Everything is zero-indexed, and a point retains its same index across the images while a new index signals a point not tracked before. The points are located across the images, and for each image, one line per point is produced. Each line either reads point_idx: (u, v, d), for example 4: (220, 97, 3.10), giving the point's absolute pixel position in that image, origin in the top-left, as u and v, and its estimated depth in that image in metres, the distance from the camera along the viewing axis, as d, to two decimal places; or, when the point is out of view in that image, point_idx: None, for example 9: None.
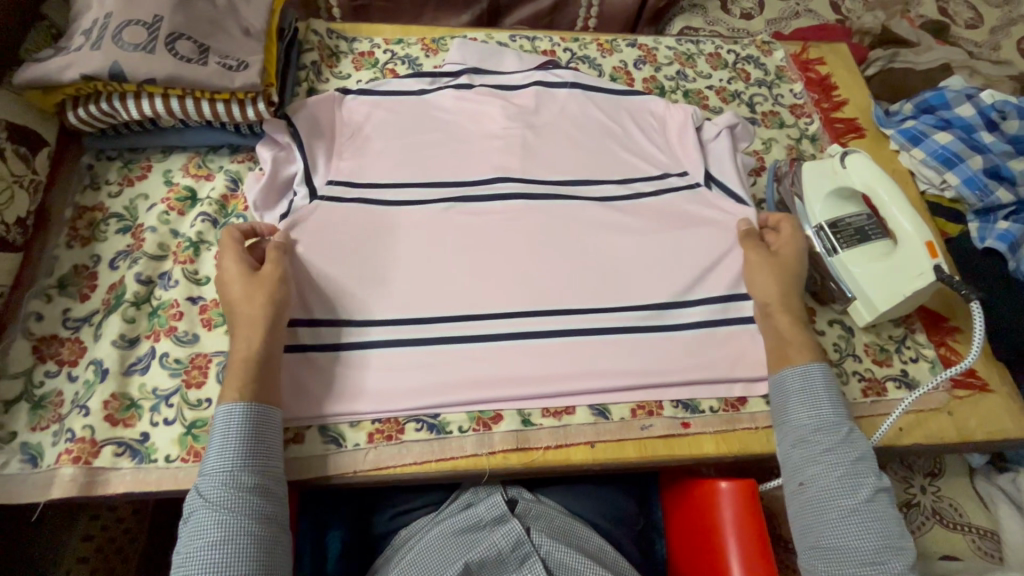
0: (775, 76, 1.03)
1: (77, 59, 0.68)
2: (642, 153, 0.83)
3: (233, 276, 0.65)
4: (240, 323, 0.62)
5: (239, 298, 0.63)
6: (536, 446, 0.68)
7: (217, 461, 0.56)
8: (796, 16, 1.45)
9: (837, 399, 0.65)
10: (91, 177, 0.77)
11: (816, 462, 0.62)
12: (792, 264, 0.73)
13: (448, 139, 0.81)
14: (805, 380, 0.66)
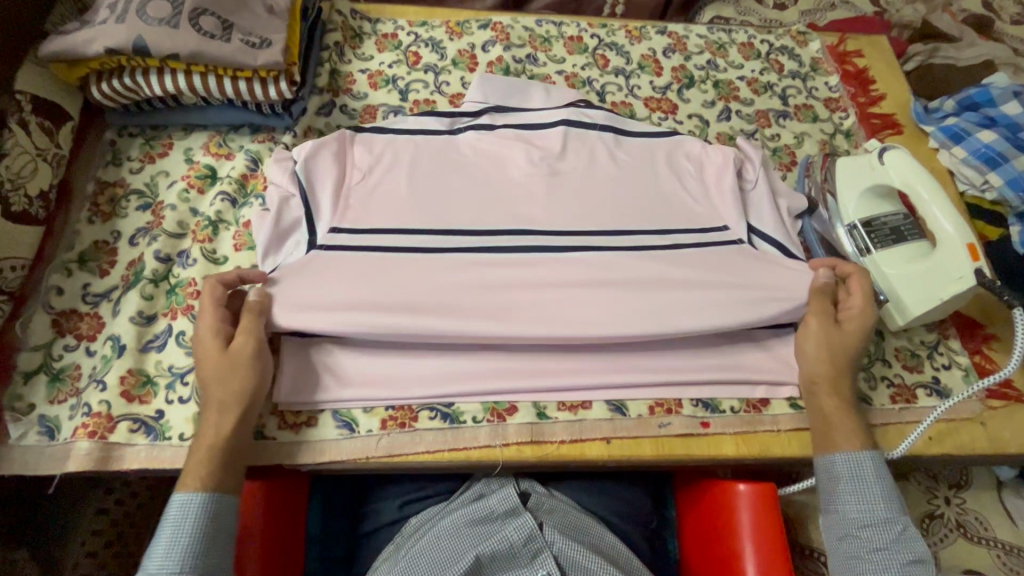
0: (809, 68, 0.99)
1: (101, 33, 0.68)
2: (680, 205, 0.76)
3: (206, 346, 0.61)
4: (209, 404, 0.59)
5: (211, 372, 0.60)
6: (551, 439, 0.66)
7: (165, 561, 0.54)
8: (832, 7, 1.40)
9: (890, 490, 0.62)
10: (113, 153, 0.76)
11: (864, 559, 0.60)
12: (854, 341, 0.67)
13: (469, 182, 0.75)
14: (855, 471, 0.63)
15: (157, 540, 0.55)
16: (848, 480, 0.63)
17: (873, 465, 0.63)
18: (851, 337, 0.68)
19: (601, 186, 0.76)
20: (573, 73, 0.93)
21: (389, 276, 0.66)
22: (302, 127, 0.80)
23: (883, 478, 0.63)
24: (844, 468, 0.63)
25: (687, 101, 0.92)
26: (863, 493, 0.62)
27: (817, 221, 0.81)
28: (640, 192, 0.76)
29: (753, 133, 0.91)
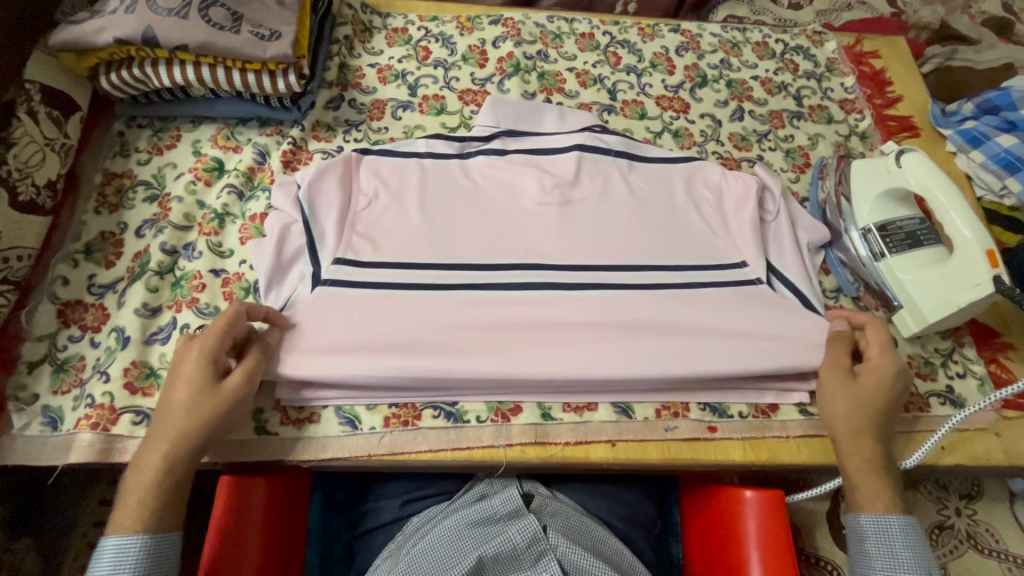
0: (825, 68, 0.97)
1: (111, 23, 0.67)
2: (695, 232, 0.76)
3: (179, 370, 0.58)
4: (164, 432, 0.56)
5: (174, 399, 0.57)
6: (556, 441, 0.65)
7: None
8: (848, 8, 1.39)
9: (919, 552, 0.60)
10: (121, 144, 0.76)
11: None
12: (874, 399, 0.64)
13: (479, 211, 0.75)
14: (882, 535, 0.60)
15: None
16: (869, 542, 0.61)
17: (900, 528, 0.60)
18: (865, 390, 0.64)
19: (620, 220, 0.76)
20: (584, 71, 0.92)
21: (385, 316, 0.65)
22: (311, 121, 0.80)
23: (912, 541, 0.60)
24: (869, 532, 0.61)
25: (700, 100, 0.91)
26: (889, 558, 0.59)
27: (841, 250, 0.79)
28: (654, 219, 0.76)
29: (766, 134, 0.89)
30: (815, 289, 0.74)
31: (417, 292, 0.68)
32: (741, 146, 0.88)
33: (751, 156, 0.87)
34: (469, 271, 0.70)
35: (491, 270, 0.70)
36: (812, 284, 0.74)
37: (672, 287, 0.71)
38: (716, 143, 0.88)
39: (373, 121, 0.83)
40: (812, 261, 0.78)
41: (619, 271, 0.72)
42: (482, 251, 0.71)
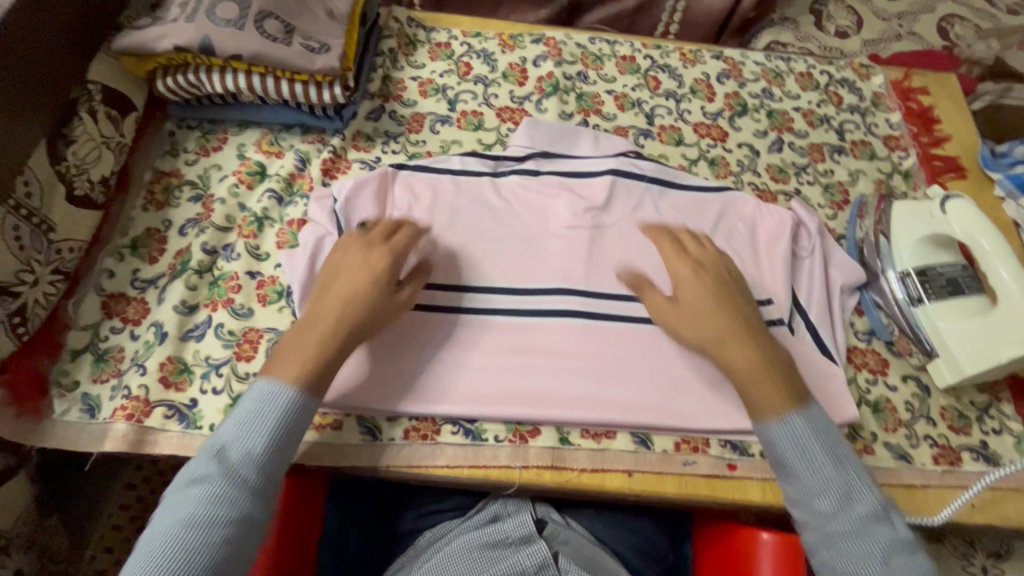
0: (870, 102, 0.95)
1: (172, 31, 0.70)
2: None
3: (366, 267, 0.65)
4: (336, 298, 0.63)
5: (361, 278, 0.64)
6: (572, 466, 0.66)
7: (236, 428, 0.56)
8: (897, 38, 1.36)
9: (833, 449, 0.59)
10: (171, 144, 0.79)
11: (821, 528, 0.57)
12: (712, 304, 0.66)
13: (509, 234, 0.76)
14: (793, 444, 0.59)
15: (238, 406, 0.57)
16: (785, 462, 0.60)
17: (806, 428, 0.60)
18: (688, 303, 0.67)
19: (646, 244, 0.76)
20: (623, 94, 0.92)
21: (416, 337, 0.68)
22: (352, 130, 0.82)
23: (824, 436, 0.59)
24: (783, 449, 0.60)
25: (739, 129, 0.90)
26: (807, 466, 0.58)
27: (876, 292, 0.77)
28: None
29: (805, 168, 0.88)
30: (837, 339, 0.74)
31: (446, 314, 0.70)
32: (779, 178, 0.87)
33: (788, 189, 0.86)
34: (498, 294, 0.72)
35: (519, 294, 0.72)
36: (836, 329, 0.74)
37: None
38: (753, 174, 0.87)
39: (411, 134, 0.84)
40: (843, 302, 0.77)
41: (644, 301, 0.73)
42: (512, 274, 0.73)
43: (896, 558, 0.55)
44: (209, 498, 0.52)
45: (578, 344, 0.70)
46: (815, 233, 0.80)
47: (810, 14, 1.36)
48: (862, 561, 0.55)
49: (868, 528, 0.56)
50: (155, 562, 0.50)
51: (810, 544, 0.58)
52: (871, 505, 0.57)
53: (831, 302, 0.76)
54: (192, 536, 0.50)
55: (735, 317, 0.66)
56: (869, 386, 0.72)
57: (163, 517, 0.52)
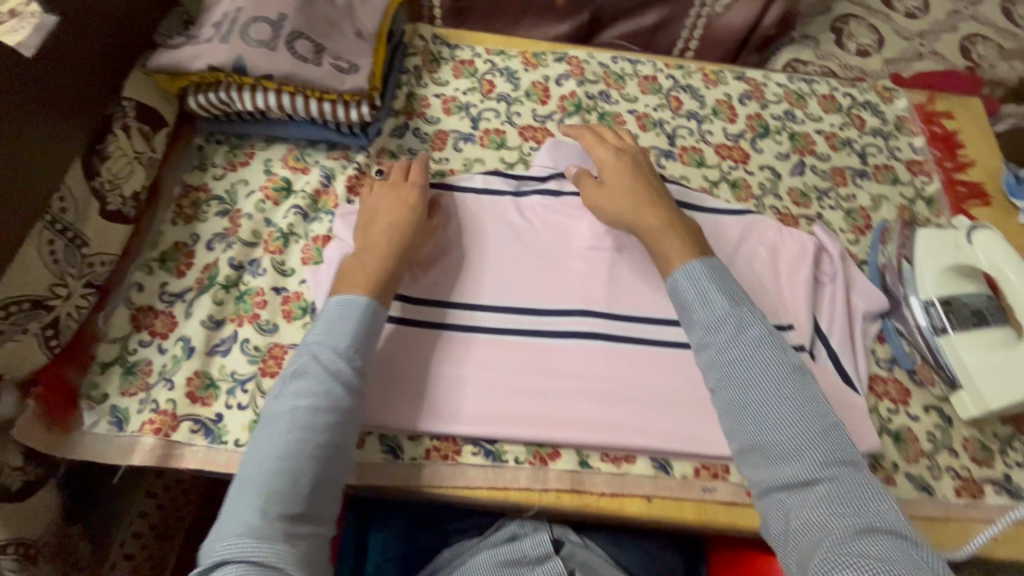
0: (893, 126, 0.95)
1: (205, 51, 0.71)
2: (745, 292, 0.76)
3: (403, 203, 0.72)
4: (381, 228, 0.70)
5: (400, 210, 0.71)
6: (591, 490, 0.66)
7: (324, 337, 0.61)
8: (919, 58, 1.35)
9: (735, 292, 0.64)
10: (200, 158, 0.81)
11: (729, 366, 0.60)
12: (633, 183, 0.74)
13: (531, 254, 0.76)
14: (697, 288, 0.64)
15: (321, 318, 0.63)
16: (704, 325, 0.63)
17: (704, 268, 0.65)
18: (612, 183, 0.75)
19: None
20: (645, 114, 0.92)
21: (439, 356, 0.69)
22: (376, 147, 0.83)
23: (719, 278, 0.65)
24: (700, 312, 0.63)
25: (760, 151, 0.90)
26: (723, 329, 0.61)
27: (898, 320, 0.77)
28: None
29: (827, 192, 0.88)
30: (859, 367, 0.73)
31: (467, 333, 0.71)
32: (800, 202, 0.86)
33: (809, 213, 0.86)
34: (519, 315, 0.72)
35: (540, 314, 0.73)
36: (857, 356, 0.74)
37: None
38: (775, 197, 0.87)
39: (435, 151, 0.85)
40: (865, 329, 0.76)
41: (664, 325, 0.73)
42: (533, 294, 0.74)
43: (809, 418, 0.56)
44: (310, 389, 0.58)
45: (599, 367, 0.70)
46: (836, 257, 0.80)
47: (831, 32, 1.36)
48: (773, 422, 0.56)
49: (785, 388, 0.58)
50: (271, 446, 0.55)
51: (728, 412, 0.59)
52: (786, 366, 0.59)
53: (853, 329, 0.76)
54: (301, 420, 0.56)
55: (648, 190, 0.74)
56: (890, 415, 0.72)
57: (272, 411, 0.58)
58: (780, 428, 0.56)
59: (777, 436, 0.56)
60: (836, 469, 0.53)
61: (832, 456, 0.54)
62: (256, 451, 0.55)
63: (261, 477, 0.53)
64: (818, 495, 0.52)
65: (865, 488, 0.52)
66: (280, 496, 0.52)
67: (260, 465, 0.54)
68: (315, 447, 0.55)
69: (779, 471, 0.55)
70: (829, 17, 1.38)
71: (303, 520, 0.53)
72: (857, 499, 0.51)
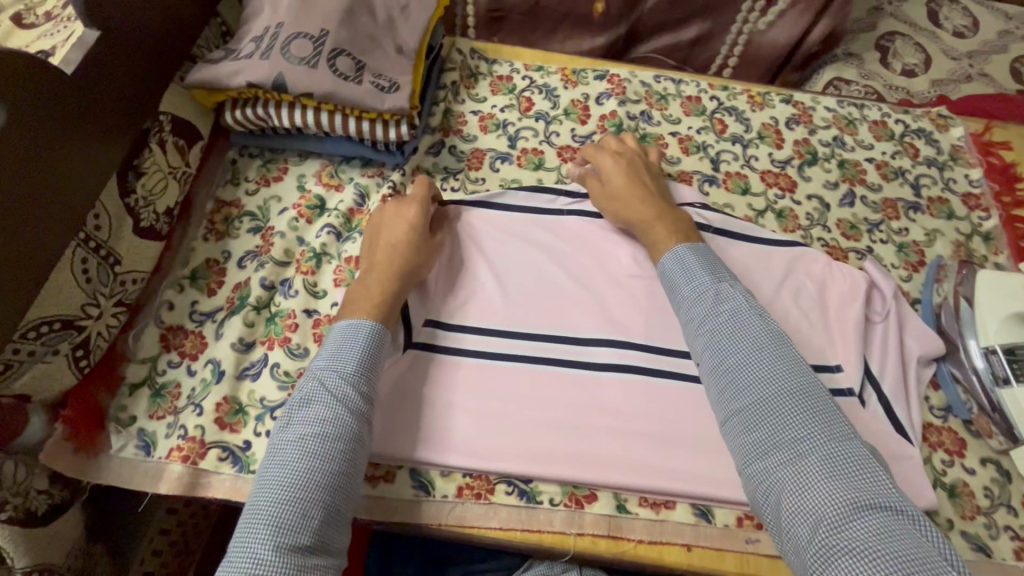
0: (948, 155, 0.91)
1: (247, 66, 0.71)
2: (793, 329, 0.73)
3: (403, 219, 0.70)
4: (384, 246, 0.68)
5: (403, 228, 0.69)
6: (628, 536, 0.63)
7: (329, 363, 0.59)
8: (968, 79, 1.30)
9: (714, 265, 0.66)
10: (233, 172, 0.79)
11: (714, 341, 0.61)
12: (623, 169, 0.75)
13: (569, 281, 0.73)
14: (679, 264, 0.67)
15: (327, 343, 0.61)
16: (689, 304, 0.65)
17: (689, 253, 0.67)
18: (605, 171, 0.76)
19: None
20: (688, 136, 0.89)
21: (473, 388, 0.67)
22: (412, 165, 0.81)
23: (705, 258, 0.67)
24: (687, 290, 0.65)
25: (808, 179, 0.87)
26: (705, 306, 0.63)
27: (954, 365, 0.73)
28: None
29: (878, 224, 0.84)
30: (912, 414, 0.70)
31: (502, 362, 0.68)
32: (850, 234, 0.83)
33: (860, 247, 0.82)
34: (557, 346, 0.69)
35: (579, 345, 0.69)
36: (911, 402, 0.70)
37: None
38: (823, 228, 0.83)
39: (472, 171, 0.83)
40: (919, 374, 0.73)
41: None
42: (572, 324, 0.71)
43: (790, 386, 0.56)
44: (320, 416, 0.55)
45: (640, 405, 0.67)
46: (891, 293, 0.75)
47: (876, 50, 1.31)
48: (753, 391, 0.57)
49: (768, 361, 0.58)
50: (280, 477, 0.52)
51: (713, 387, 0.60)
52: (765, 336, 0.60)
53: (905, 372, 0.72)
54: (310, 448, 0.53)
55: (637, 176, 0.75)
56: (945, 468, 0.68)
57: (280, 440, 0.55)
58: (761, 397, 0.56)
59: (758, 406, 0.56)
60: (821, 439, 0.53)
61: (815, 424, 0.54)
62: (265, 482, 0.52)
63: (267, 511, 0.50)
64: (803, 465, 0.52)
65: (849, 456, 0.52)
66: (290, 527, 0.49)
67: (270, 495, 0.51)
68: (327, 472, 0.52)
69: (762, 442, 0.55)
70: (874, 34, 1.33)
71: (313, 551, 0.50)
72: (843, 468, 0.52)
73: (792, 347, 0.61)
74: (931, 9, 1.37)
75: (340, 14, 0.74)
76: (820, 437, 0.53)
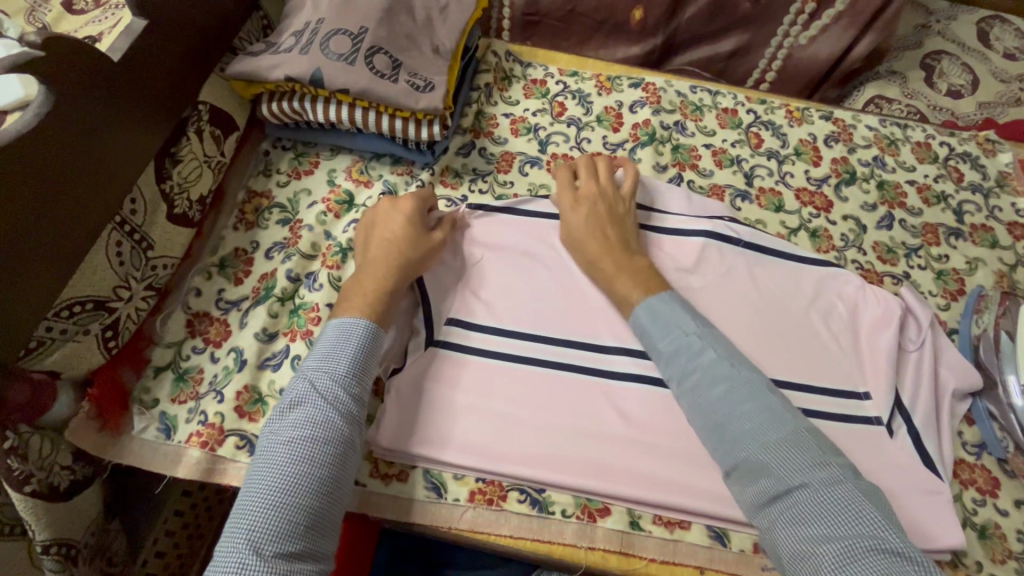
0: (994, 182, 0.88)
1: (286, 60, 0.72)
2: (822, 353, 0.71)
3: (398, 212, 0.70)
4: (373, 250, 0.68)
5: (396, 225, 0.69)
6: (641, 554, 0.62)
7: (318, 363, 0.59)
8: (1018, 102, 1.25)
9: (689, 310, 0.65)
10: (266, 164, 0.80)
11: (696, 391, 0.60)
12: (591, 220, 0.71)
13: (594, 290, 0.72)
14: (651, 313, 0.65)
15: (318, 344, 0.61)
16: (669, 358, 0.63)
17: (653, 309, 0.65)
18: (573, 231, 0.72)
19: (740, 316, 0.72)
20: (722, 149, 0.87)
21: (490, 392, 0.66)
22: (441, 165, 0.81)
23: (671, 307, 0.65)
24: (663, 345, 0.63)
25: (845, 200, 0.84)
26: (682, 354, 0.62)
27: (991, 401, 0.70)
28: (776, 328, 0.71)
29: (917, 250, 0.81)
30: (943, 450, 0.67)
31: (522, 365, 0.67)
32: (886, 258, 0.80)
33: (896, 272, 0.79)
34: (578, 354, 0.68)
35: (602, 353, 0.68)
36: (942, 434, 0.68)
37: None
38: (858, 250, 0.80)
39: (500, 173, 0.82)
40: (952, 408, 0.70)
41: None
42: (595, 333, 0.70)
43: (781, 434, 0.55)
44: (308, 419, 0.55)
45: (661, 421, 0.65)
46: (929, 320, 0.72)
47: (921, 69, 1.27)
48: (745, 443, 0.56)
49: (749, 408, 0.57)
50: (267, 482, 0.52)
51: (707, 440, 0.60)
52: (750, 388, 0.59)
53: (938, 405, 0.69)
54: (297, 450, 0.53)
55: (603, 233, 0.70)
56: (976, 507, 0.65)
57: (267, 443, 0.55)
58: (753, 448, 0.55)
59: (749, 456, 0.55)
60: (815, 483, 0.52)
61: (810, 469, 0.53)
62: (250, 487, 0.52)
63: (252, 514, 0.50)
64: (799, 514, 0.51)
65: (840, 501, 0.51)
66: (286, 537, 0.49)
67: (254, 497, 0.51)
68: (317, 475, 0.52)
69: (760, 494, 0.54)
70: (919, 52, 1.29)
71: (300, 557, 0.49)
72: (839, 512, 0.50)
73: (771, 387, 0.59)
74: (981, 29, 1.32)
75: (380, 12, 0.75)
76: (814, 482, 0.52)
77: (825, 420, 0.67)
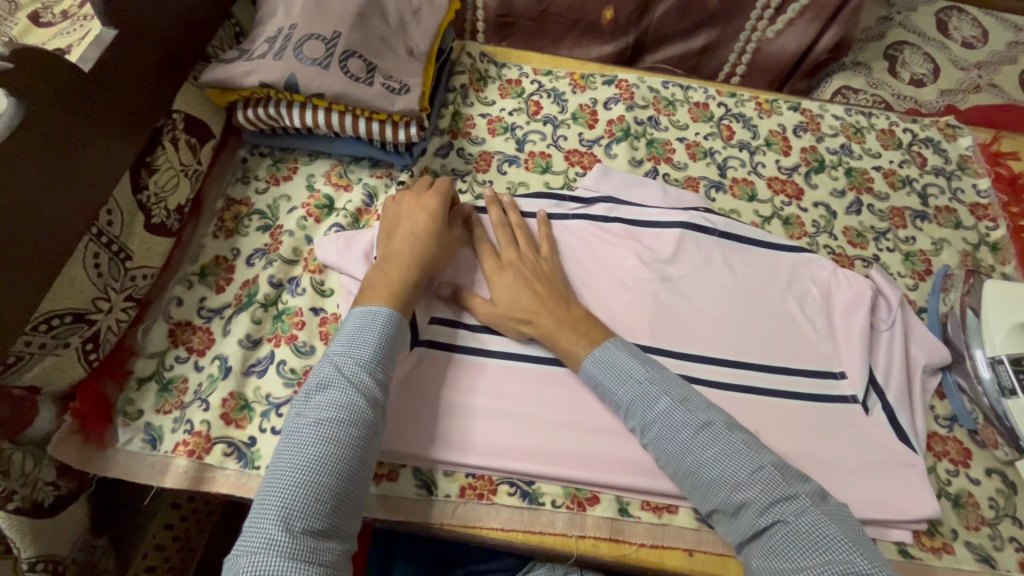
0: (956, 165, 0.91)
1: (260, 67, 0.72)
2: (799, 335, 0.73)
3: (428, 209, 0.70)
4: (399, 240, 0.68)
5: (426, 222, 0.69)
6: (630, 540, 0.63)
7: (345, 350, 0.59)
8: (976, 89, 1.29)
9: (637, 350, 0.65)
10: (243, 171, 0.80)
11: (660, 437, 0.61)
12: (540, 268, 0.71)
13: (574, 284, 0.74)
14: (600, 364, 0.64)
15: (342, 330, 0.61)
16: (626, 409, 0.63)
17: (596, 368, 0.64)
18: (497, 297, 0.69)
19: (717, 303, 0.74)
20: (695, 142, 0.89)
21: (477, 388, 0.67)
22: (420, 166, 0.82)
23: (608, 360, 0.64)
24: (619, 395, 0.63)
25: (814, 187, 0.87)
26: (636, 399, 0.62)
27: (960, 375, 0.73)
28: (753, 313, 0.73)
29: (885, 233, 0.84)
30: (916, 425, 0.69)
31: (504, 360, 0.69)
32: (856, 242, 0.83)
33: (866, 255, 0.82)
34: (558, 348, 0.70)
35: None
36: (915, 408, 0.70)
37: (762, 396, 0.69)
38: (829, 236, 0.83)
39: (479, 173, 0.83)
40: (924, 383, 0.72)
41: (711, 367, 0.70)
42: None
43: (747, 468, 0.57)
44: (335, 401, 0.55)
45: None
46: (897, 302, 0.75)
47: (884, 59, 1.31)
48: (717, 488, 0.58)
49: (715, 446, 0.58)
50: (295, 462, 0.52)
51: (683, 486, 0.61)
52: (708, 429, 0.59)
53: (911, 381, 0.72)
54: (325, 433, 0.53)
55: (535, 297, 0.68)
56: (950, 478, 0.68)
57: (295, 425, 0.55)
58: (725, 492, 0.57)
59: (723, 494, 0.57)
60: (785, 517, 0.54)
61: (777, 502, 0.55)
62: (278, 467, 0.53)
63: (281, 494, 0.50)
64: (773, 548, 0.54)
65: (810, 531, 0.53)
66: (312, 516, 0.50)
67: (283, 478, 0.51)
68: (344, 457, 0.53)
69: (740, 529, 0.57)
70: (881, 44, 1.33)
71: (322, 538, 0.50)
72: (810, 543, 0.52)
73: (730, 419, 0.60)
74: (940, 19, 1.37)
75: (353, 17, 0.75)
76: (784, 517, 0.54)
77: (803, 401, 0.69)
